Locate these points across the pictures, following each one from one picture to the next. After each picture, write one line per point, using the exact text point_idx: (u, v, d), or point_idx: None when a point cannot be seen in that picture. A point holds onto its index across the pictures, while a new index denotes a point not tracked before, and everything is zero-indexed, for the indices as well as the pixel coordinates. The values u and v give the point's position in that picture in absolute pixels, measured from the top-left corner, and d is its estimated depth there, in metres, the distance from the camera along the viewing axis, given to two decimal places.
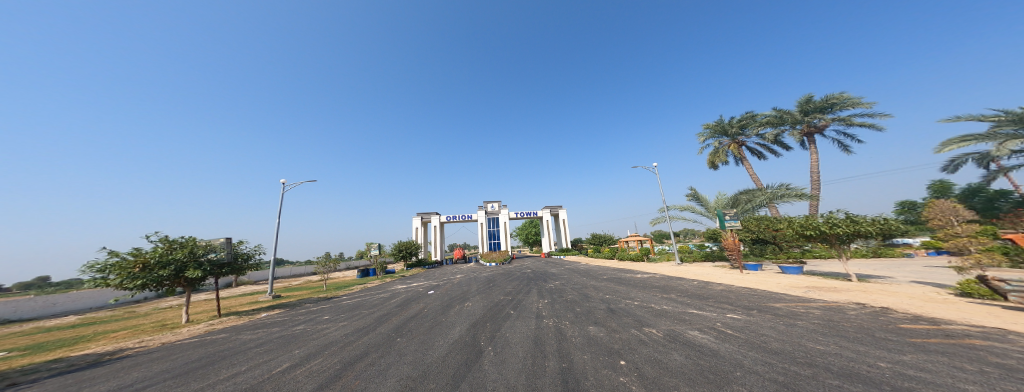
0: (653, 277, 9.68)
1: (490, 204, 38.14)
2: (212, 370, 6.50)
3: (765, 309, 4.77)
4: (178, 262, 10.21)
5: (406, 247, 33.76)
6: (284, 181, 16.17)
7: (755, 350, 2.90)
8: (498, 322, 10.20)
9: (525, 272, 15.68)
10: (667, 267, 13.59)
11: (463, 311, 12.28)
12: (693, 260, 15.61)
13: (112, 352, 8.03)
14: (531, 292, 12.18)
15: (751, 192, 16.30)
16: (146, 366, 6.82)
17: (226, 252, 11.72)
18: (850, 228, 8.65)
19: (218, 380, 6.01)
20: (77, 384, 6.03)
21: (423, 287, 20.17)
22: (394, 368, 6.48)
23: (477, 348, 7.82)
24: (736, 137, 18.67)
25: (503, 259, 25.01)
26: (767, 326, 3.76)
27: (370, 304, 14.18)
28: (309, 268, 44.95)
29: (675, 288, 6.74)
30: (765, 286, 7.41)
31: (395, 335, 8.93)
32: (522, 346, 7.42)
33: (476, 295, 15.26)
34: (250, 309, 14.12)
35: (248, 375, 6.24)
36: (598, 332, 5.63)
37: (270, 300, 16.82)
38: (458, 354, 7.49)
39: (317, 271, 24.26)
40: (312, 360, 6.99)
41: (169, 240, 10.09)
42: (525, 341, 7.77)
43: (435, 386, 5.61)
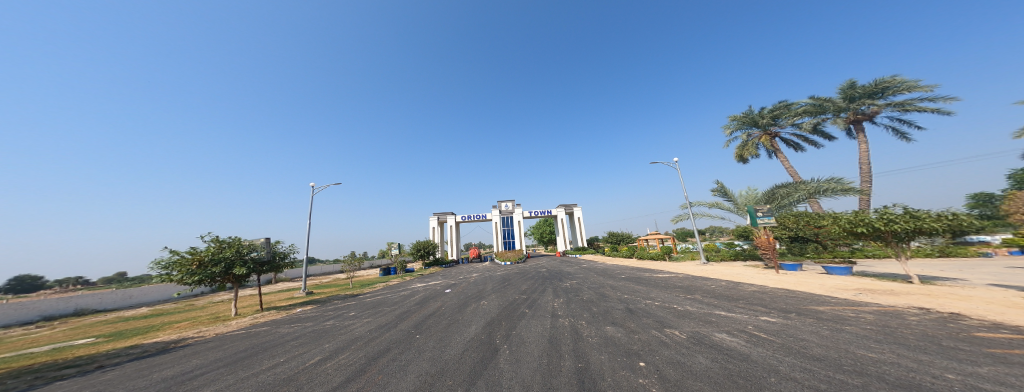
0: (675, 276, 9.41)
1: (503, 203, 38.41)
2: (256, 361, 6.83)
3: (806, 312, 4.51)
4: (229, 261, 10.92)
5: (423, 246, 34.30)
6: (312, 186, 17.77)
7: (794, 356, 2.73)
8: (513, 321, 10.20)
9: (540, 270, 15.64)
10: (693, 267, 13.16)
11: (479, 309, 12.39)
12: (720, 259, 14.99)
13: (178, 340, 8.65)
14: (546, 291, 12.13)
15: (790, 186, 15.61)
16: (203, 355, 7.29)
17: (268, 251, 12.39)
18: (911, 224, 8.00)
19: (260, 370, 6.31)
20: (148, 369, 6.51)
21: (441, 285, 20.48)
22: (413, 364, 6.60)
23: (492, 346, 7.86)
24: (767, 128, 17.79)
25: (519, 258, 25.01)
26: (807, 331, 3.54)
27: (391, 302, 14.55)
28: (335, 266, 47.07)
29: (700, 289, 6.51)
30: (808, 288, 7.01)
31: (414, 332, 9.09)
32: (538, 345, 7.39)
33: (491, 294, 15.34)
34: (285, 305, 14.84)
35: (287, 366, 6.56)
36: (616, 333, 5.51)
37: (300, 297, 17.58)
38: (474, 351, 7.54)
39: (343, 269, 25.26)
40: (340, 354, 7.23)
41: (219, 239, 10.77)
42: (540, 340, 7.72)
43: (452, 384, 5.66)
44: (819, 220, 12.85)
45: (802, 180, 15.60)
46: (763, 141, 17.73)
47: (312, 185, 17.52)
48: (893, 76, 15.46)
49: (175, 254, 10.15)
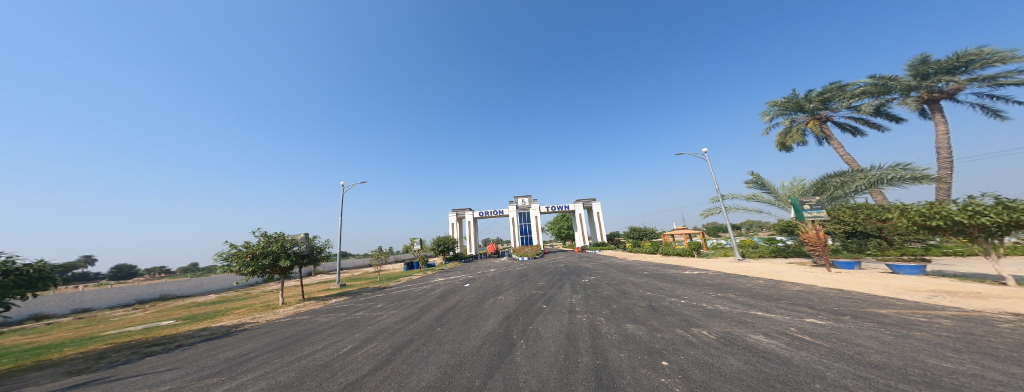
0: (705, 274, 9.01)
1: (520, 199, 38.43)
2: (299, 347, 7.26)
3: (865, 315, 4.17)
4: (276, 254, 11.81)
5: (443, 241, 34.99)
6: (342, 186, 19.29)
7: (845, 362, 2.52)
8: (530, 316, 10.20)
9: (558, 266, 15.56)
10: (726, 264, 12.60)
11: (497, 304, 12.50)
12: (757, 256, 14.17)
13: (239, 325, 9.37)
14: (564, 286, 12.04)
15: (846, 175, 14.25)
16: (256, 339, 7.85)
17: (308, 245, 13.21)
18: (1001, 217, 7.16)
19: (301, 356, 6.71)
20: (214, 350, 7.12)
21: (460, 280, 20.86)
22: (434, 356, 6.75)
23: (509, 341, 7.89)
24: (815, 112, 16.55)
25: (536, 254, 24.99)
26: (864, 335, 3.27)
27: (415, 295, 15.00)
28: (362, 261, 49.51)
29: (733, 288, 6.21)
30: (869, 289, 6.48)
31: (435, 325, 9.30)
32: (555, 341, 7.36)
33: (509, 289, 15.42)
34: (321, 296, 15.73)
35: (324, 352, 6.91)
36: (637, 330, 5.37)
37: (333, 289, 18.53)
38: (492, 345, 7.61)
39: (371, 263, 26.44)
40: (369, 343, 7.54)
41: (268, 234, 11.53)
42: (557, 336, 7.67)
43: (470, 376, 5.73)
44: (881, 213, 12.05)
45: (861, 168, 14.14)
46: (812, 127, 16.49)
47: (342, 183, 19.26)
48: (977, 48, 13.86)
49: (232, 248, 11.03)
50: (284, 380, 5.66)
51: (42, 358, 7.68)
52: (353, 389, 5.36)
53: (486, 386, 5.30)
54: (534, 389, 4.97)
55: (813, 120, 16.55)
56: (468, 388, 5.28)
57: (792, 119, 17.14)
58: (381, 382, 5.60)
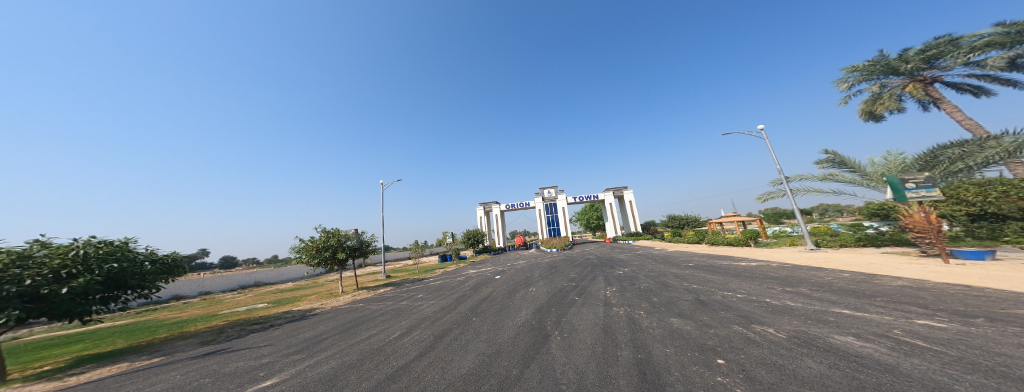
0: (766, 266, 8.20)
1: (546, 189, 38.25)
2: (359, 331, 8.22)
3: (1003, 317, 3.44)
4: (334, 248, 13.48)
5: (474, 235, 35.87)
6: (381, 182, 22.10)
7: (976, 372, 2.11)
8: (563, 308, 10.11)
9: (589, 257, 15.24)
10: (790, 254, 11.41)
11: (528, 295, 12.58)
12: (837, 246, 12.34)
13: (311, 309, 11.38)
14: (596, 278, 11.77)
15: (975, 143, 10.74)
16: (325, 322, 9.25)
17: (359, 240, 14.81)
18: None
19: (360, 340, 7.54)
20: (300, 328, 8.83)
21: (492, 272, 21.23)
22: (472, 344, 6.91)
23: (544, 332, 7.88)
24: (914, 74, 13.13)
25: (566, 245, 24.71)
26: (1004, 342, 2.70)
27: (450, 286, 15.55)
28: (401, 253, 53.10)
29: (809, 283, 5.53)
30: (1002, 285, 5.36)
31: (471, 314, 9.56)
32: (591, 333, 7.21)
33: (539, 280, 15.45)
34: (371, 286, 16.97)
35: (377, 338, 7.58)
36: (686, 326, 5.05)
37: (380, 279, 19.90)
38: (526, 336, 7.64)
39: (411, 256, 28.07)
40: (414, 331, 7.92)
41: (327, 229, 13.33)
42: (593, 328, 7.51)
43: (507, 365, 5.79)
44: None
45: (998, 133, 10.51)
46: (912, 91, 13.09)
47: (381, 181, 21.95)
48: None
49: (302, 242, 13.01)
50: (347, 361, 6.34)
51: (180, 331, 9.87)
52: (402, 373, 5.69)
53: (524, 375, 5.31)
54: (573, 380, 4.88)
55: (913, 82, 13.14)
56: (507, 376, 5.31)
57: (882, 84, 13.84)
58: (425, 368, 5.84)
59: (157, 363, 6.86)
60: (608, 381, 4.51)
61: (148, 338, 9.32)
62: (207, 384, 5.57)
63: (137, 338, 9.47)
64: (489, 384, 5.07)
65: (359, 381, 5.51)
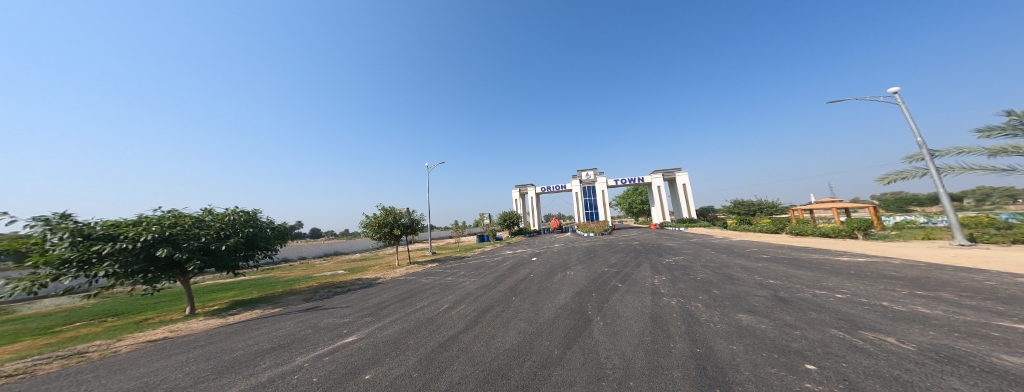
0: (874, 262, 7.03)
1: (585, 173, 36.99)
2: (411, 302, 8.73)
3: None
4: (391, 224, 14.64)
5: (508, 216, 36.49)
6: (428, 165, 24.35)
7: None
8: (605, 294, 9.89)
9: (631, 242, 14.61)
10: (915, 251, 9.57)
11: (566, 279, 12.52)
12: (1008, 242, 10.06)
13: (377, 278, 12.49)
14: (642, 265, 11.27)
15: None
16: (383, 293, 9.93)
17: (411, 218, 15.75)
18: None
19: (412, 310, 8.03)
20: (366, 296, 9.70)
21: (528, 253, 21.54)
22: (513, 322, 7.02)
23: (585, 316, 7.72)
24: None
25: (605, 230, 23.90)
26: None
27: (489, 265, 16.08)
28: (442, 232, 56.34)
29: (942, 287, 4.59)
30: None
31: (510, 294, 9.70)
32: (637, 321, 6.94)
33: (578, 265, 15.29)
34: (420, 260, 18.17)
35: (427, 309, 8.06)
36: (762, 326, 4.95)
37: (428, 256, 21.16)
38: (567, 319, 7.53)
39: (453, 235, 29.47)
40: (460, 305, 8.23)
41: (385, 207, 14.50)
42: (639, 316, 7.23)
43: (549, 344, 5.78)
44: None
45: None
46: None
47: (428, 164, 24.55)
48: None
49: (367, 218, 14.39)
50: (406, 327, 6.94)
51: (291, 287, 11.55)
52: (452, 343, 5.97)
53: (566, 356, 5.24)
54: (619, 366, 4.70)
55: None
56: (548, 356, 5.27)
57: None
58: (470, 340, 6.02)
59: (273, 313, 8.52)
60: (659, 371, 4.25)
61: (270, 291, 11.24)
62: (310, 334, 6.85)
63: (265, 290, 11.45)
64: (531, 361, 5.10)
65: (417, 346, 5.93)
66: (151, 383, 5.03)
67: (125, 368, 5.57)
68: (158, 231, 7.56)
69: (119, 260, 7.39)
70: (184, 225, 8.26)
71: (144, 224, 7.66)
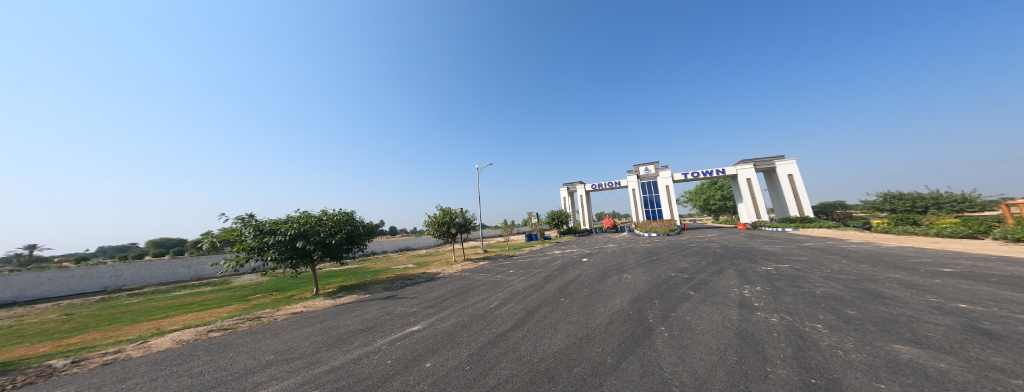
0: None
1: (643, 167, 34.18)
2: (463, 298, 8.58)
3: None
4: (447, 223, 14.96)
5: (557, 215, 35.51)
6: (478, 166, 24.74)
7: None
8: (671, 303, 8.79)
9: (706, 245, 12.67)
10: None
11: (622, 282, 11.37)
12: None
13: (438, 273, 12.82)
14: (725, 272, 9.57)
15: None
16: (439, 287, 9.94)
17: (466, 217, 15.94)
18: None
19: (463, 306, 7.92)
20: (429, 289, 9.90)
21: (578, 253, 20.45)
22: (561, 324, 6.64)
23: (644, 324, 6.69)
24: None
25: (670, 230, 21.48)
26: None
27: (537, 264, 15.54)
28: (494, 231, 57.60)
29: None
30: None
31: (559, 295, 9.08)
32: (717, 338, 5.87)
33: (636, 268, 13.87)
34: (473, 258, 18.39)
35: (478, 305, 7.96)
36: (941, 365, 3.60)
37: (480, 253, 21.45)
38: (622, 325, 6.60)
39: (502, 233, 29.54)
40: (508, 304, 7.97)
41: (442, 208, 14.92)
42: (719, 334, 6.13)
43: (601, 350, 5.32)
44: None
45: None
46: None
47: (479, 165, 24.91)
48: None
49: (428, 218, 15.04)
50: (459, 321, 6.93)
51: (377, 277, 12.69)
52: (500, 340, 5.88)
53: (621, 366, 4.69)
54: (689, 385, 3.89)
55: None
56: (600, 364, 4.81)
57: None
58: (519, 339, 5.94)
59: (363, 298, 9.43)
60: None
61: (364, 279, 12.33)
62: (387, 320, 7.36)
63: (362, 278, 12.65)
64: (581, 367, 4.74)
65: (469, 340, 5.91)
66: (292, 347, 6.10)
67: (279, 332, 6.93)
68: (296, 227, 9.25)
69: (277, 249, 9.35)
70: (314, 223, 9.96)
71: (289, 221, 9.45)
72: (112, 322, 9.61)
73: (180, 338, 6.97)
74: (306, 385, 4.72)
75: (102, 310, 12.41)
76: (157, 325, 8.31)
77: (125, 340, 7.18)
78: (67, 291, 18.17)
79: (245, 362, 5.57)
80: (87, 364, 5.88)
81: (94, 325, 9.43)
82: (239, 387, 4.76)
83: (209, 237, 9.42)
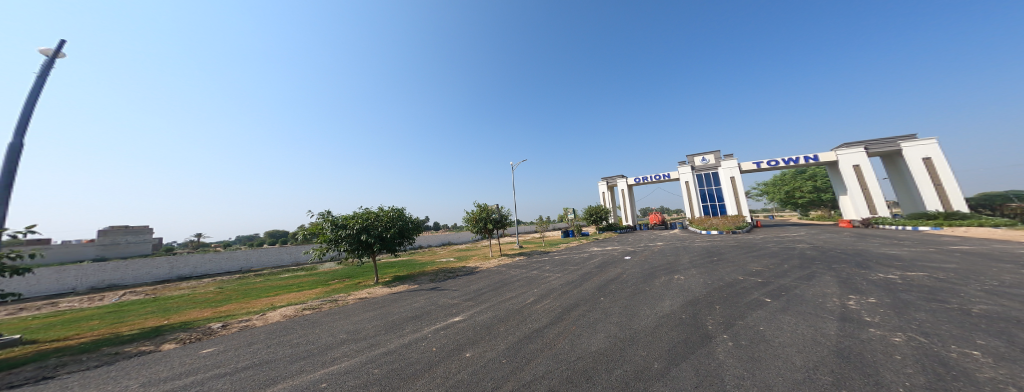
0: None
1: (696, 157, 31.37)
2: (500, 292, 8.24)
3: None
4: (485, 220, 14.77)
5: (595, 211, 34.00)
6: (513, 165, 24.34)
7: None
8: (736, 309, 7.57)
9: (785, 246, 10.88)
10: None
11: (672, 283, 10.20)
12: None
13: (476, 267, 12.67)
14: (821, 279, 8.00)
15: None
16: (477, 281, 9.68)
17: (501, 213, 15.70)
18: None
19: (501, 300, 7.55)
20: (469, 282, 9.70)
21: (620, 251, 19.17)
22: (601, 324, 5.94)
23: (700, 330, 5.73)
24: None
25: (734, 227, 19.11)
26: None
27: (574, 261, 14.76)
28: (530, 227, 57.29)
29: None
30: None
31: (598, 293, 8.33)
32: (799, 352, 4.77)
33: (690, 269, 12.46)
34: (510, 253, 18.08)
35: (515, 300, 7.56)
36: None
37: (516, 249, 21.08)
38: (672, 330, 5.71)
39: (537, 229, 28.93)
40: (544, 301, 7.45)
41: (478, 205, 14.80)
42: (801, 348, 4.99)
43: (646, 355, 4.55)
44: None
45: None
46: None
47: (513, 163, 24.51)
48: None
49: (466, 214, 14.99)
50: (497, 314, 6.57)
51: (421, 269, 12.92)
52: (537, 336, 5.37)
53: (671, 373, 3.93)
54: None
55: None
56: (645, 368, 4.09)
57: None
58: (555, 336, 5.39)
59: (414, 288, 9.51)
60: None
61: (414, 271, 12.61)
62: (432, 310, 7.22)
63: (412, 270, 12.98)
64: (621, 369, 4.06)
65: (506, 334, 5.50)
66: (360, 328, 6.20)
67: (349, 315, 7.15)
68: (358, 222, 9.83)
69: (347, 242, 9.91)
70: (374, 217, 10.39)
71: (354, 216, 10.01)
72: (244, 296, 10.97)
73: (290, 311, 7.63)
74: (370, 363, 4.64)
75: (241, 285, 14.44)
76: (274, 301, 9.26)
77: (256, 310, 8.12)
78: (218, 271, 21.42)
79: (328, 338, 5.74)
80: (233, 327, 6.70)
81: (234, 297, 10.83)
82: (323, 359, 4.84)
83: (301, 230, 10.22)
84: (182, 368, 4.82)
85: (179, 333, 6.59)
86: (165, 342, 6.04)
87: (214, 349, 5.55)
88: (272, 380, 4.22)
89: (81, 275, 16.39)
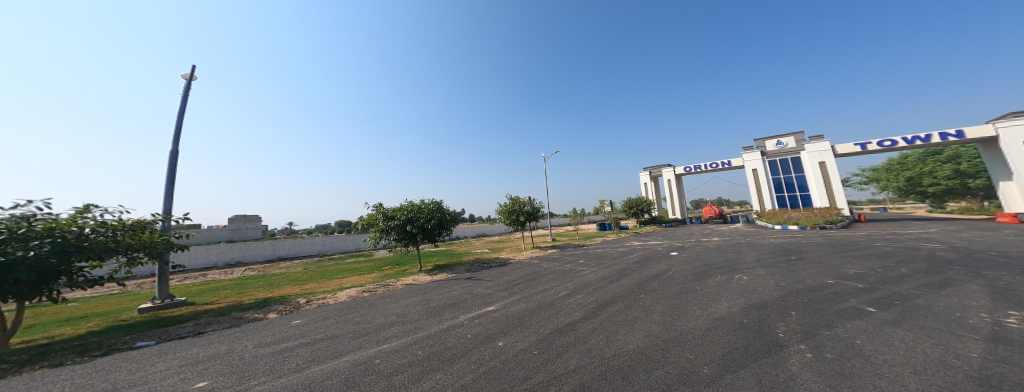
0: None
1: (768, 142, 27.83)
2: (532, 284, 7.64)
3: None
4: (517, 212, 14.22)
5: (636, 204, 31.89)
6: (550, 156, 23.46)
7: None
8: (815, 316, 6.22)
9: (899, 247, 8.84)
10: None
11: (730, 283, 8.85)
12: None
13: (509, 258, 12.24)
14: (957, 290, 6.24)
15: None
16: (510, 273, 9.17)
17: (534, 206, 14.99)
18: None
19: (533, 292, 6.95)
20: (502, 273, 9.23)
21: (666, 247, 17.54)
22: (641, 322, 5.09)
23: (769, 336, 4.63)
24: None
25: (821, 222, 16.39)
26: None
27: (610, 255, 13.69)
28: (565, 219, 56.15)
29: None
30: None
31: (639, 290, 7.36)
32: (913, 368, 3.58)
33: (755, 268, 10.80)
34: (544, 246, 17.42)
35: (547, 292, 6.92)
36: None
37: (550, 242, 20.33)
38: (730, 334, 4.69)
39: (572, 222, 27.83)
40: (577, 295, 6.72)
41: (509, 198, 14.29)
42: (916, 363, 3.76)
43: (695, 358, 3.67)
44: None
45: None
46: None
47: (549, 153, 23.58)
48: None
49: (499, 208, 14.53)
50: (528, 306, 6.00)
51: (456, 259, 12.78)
52: (568, 330, 4.70)
53: (728, 379, 3.07)
54: None
55: None
56: (693, 372, 3.24)
57: None
58: (588, 331, 4.67)
59: (450, 277, 9.30)
60: None
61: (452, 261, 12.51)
62: (467, 298, 6.84)
63: (450, 259, 12.90)
64: (663, 370, 3.27)
65: (538, 326, 4.90)
66: (407, 312, 5.99)
67: (396, 299, 7.05)
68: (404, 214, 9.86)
69: (395, 233, 9.99)
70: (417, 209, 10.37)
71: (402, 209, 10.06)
72: (321, 276, 11.69)
73: (359, 292, 7.84)
74: (413, 345, 4.30)
75: (319, 267, 15.64)
76: (342, 282, 9.63)
77: (334, 289, 8.50)
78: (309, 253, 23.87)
79: (381, 319, 5.57)
80: (315, 303, 6.97)
81: (315, 277, 11.56)
82: (377, 338, 4.62)
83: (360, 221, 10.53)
84: (279, 335, 4.89)
85: (280, 304, 6.98)
86: (269, 312, 6.35)
87: (302, 320, 5.67)
88: (338, 353, 4.04)
89: (221, 252, 19.26)
